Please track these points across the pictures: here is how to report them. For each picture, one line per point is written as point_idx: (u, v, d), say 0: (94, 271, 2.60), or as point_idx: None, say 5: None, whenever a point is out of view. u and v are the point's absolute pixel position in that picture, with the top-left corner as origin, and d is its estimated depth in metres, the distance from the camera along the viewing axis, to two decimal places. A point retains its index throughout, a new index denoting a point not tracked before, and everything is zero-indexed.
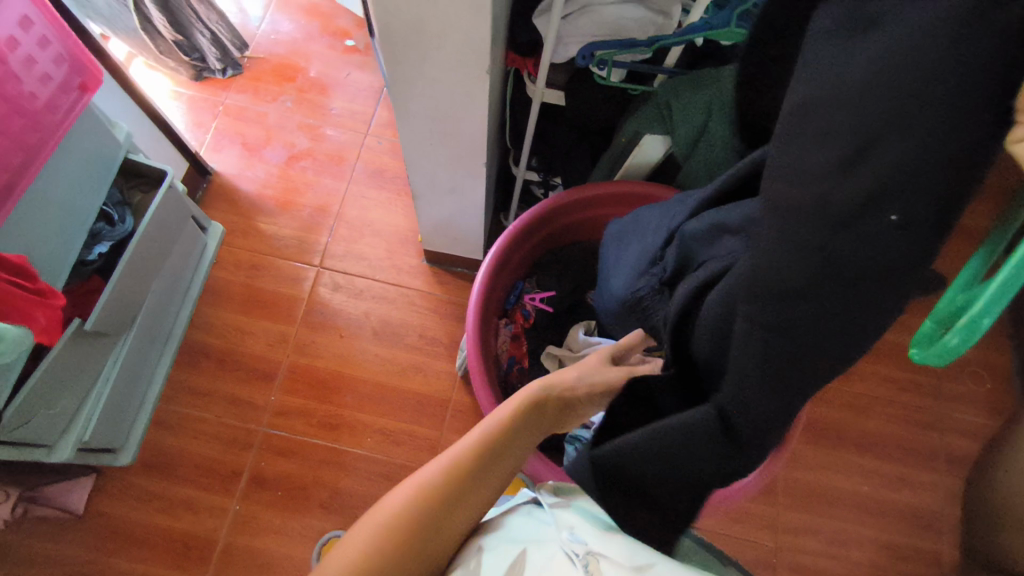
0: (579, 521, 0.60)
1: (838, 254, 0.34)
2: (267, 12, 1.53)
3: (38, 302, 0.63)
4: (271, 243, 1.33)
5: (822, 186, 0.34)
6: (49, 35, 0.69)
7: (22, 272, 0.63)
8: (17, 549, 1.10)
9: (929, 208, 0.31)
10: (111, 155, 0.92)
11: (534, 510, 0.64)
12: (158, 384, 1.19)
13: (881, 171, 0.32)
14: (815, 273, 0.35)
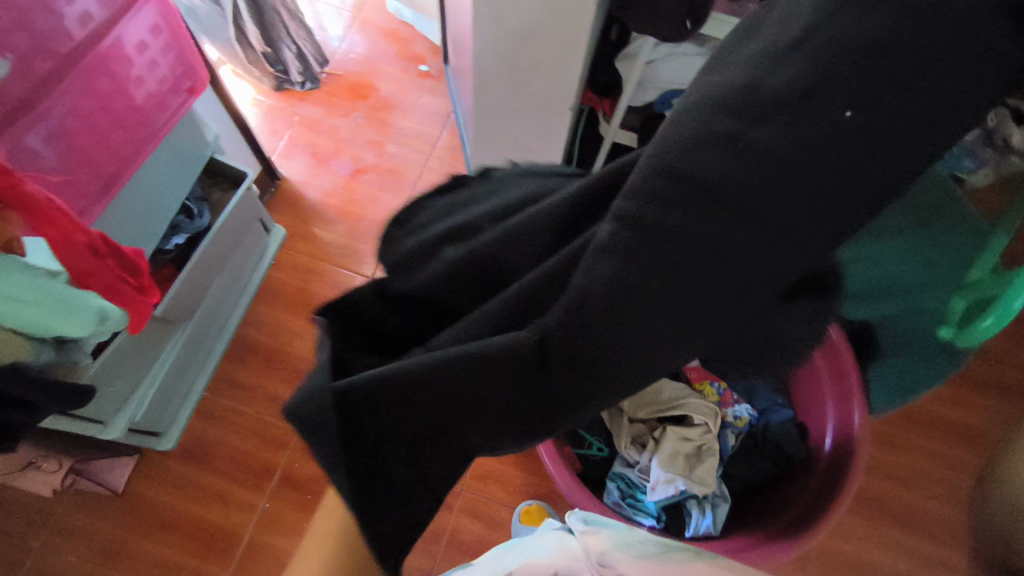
0: (612, 548, 0.57)
1: (748, 141, 0.33)
2: (349, 33, 1.61)
3: (136, 296, 0.55)
4: (329, 251, 1.38)
5: (777, 82, 0.33)
6: (170, 42, 0.74)
7: (129, 261, 0.56)
8: (56, 519, 1.14)
9: (879, 119, 0.32)
10: (199, 154, 0.98)
11: (566, 541, 0.61)
12: (206, 376, 1.23)
13: (825, 67, 0.33)
14: (717, 177, 0.33)
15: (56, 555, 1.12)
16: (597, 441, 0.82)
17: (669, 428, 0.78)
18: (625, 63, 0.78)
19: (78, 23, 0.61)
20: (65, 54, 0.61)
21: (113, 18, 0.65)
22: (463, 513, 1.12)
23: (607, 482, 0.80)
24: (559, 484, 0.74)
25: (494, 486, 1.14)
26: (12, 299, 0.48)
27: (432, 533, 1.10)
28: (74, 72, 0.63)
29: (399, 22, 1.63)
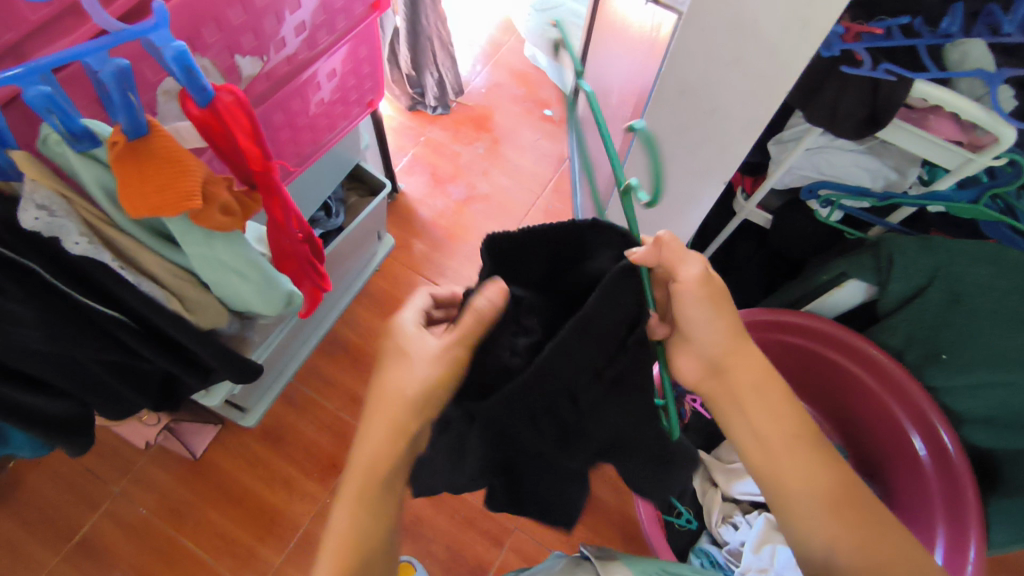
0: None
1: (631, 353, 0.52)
2: (481, 68, 1.63)
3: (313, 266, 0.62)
4: (422, 262, 1.36)
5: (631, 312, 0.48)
6: (371, 60, 0.79)
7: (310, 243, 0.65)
8: (135, 472, 1.12)
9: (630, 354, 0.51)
10: (347, 159, 1.03)
11: (580, 561, 0.69)
12: (298, 363, 1.21)
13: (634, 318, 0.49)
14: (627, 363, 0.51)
15: (129, 504, 1.09)
16: (686, 512, 0.82)
17: (764, 514, 0.77)
18: (780, 145, 0.79)
19: (296, 52, 0.64)
20: (282, 76, 0.65)
21: (333, 44, 0.69)
22: (513, 553, 1.06)
23: (691, 556, 0.79)
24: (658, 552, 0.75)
25: (546, 531, 1.08)
26: (232, 273, 0.49)
27: (478, 564, 1.06)
28: (279, 94, 0.66)
29: (532, 66, 1.64)
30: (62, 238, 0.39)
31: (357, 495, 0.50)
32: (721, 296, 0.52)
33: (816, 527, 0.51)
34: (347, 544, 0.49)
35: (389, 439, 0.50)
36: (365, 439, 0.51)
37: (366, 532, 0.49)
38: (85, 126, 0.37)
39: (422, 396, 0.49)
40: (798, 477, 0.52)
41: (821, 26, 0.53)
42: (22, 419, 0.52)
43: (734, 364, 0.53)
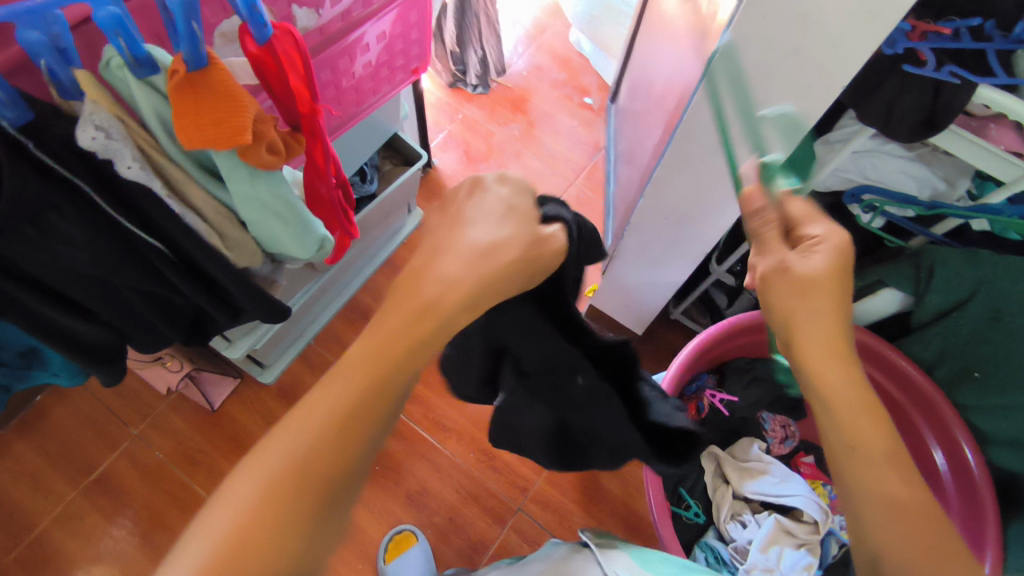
0: (632, 564, 0.62)
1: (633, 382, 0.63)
2: (523, 50, 1.61)
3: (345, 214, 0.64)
4: None
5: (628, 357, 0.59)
6: (420, 25, 0.78)
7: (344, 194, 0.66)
8: (155, 416, 1.14)
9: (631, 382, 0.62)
10: (386, 126, 1.03)
11: (580, 548, 0.68)
12: (318, 327, 1.22)
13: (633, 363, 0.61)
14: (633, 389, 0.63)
15: (146, 447, 1.12)
16: (695, 505, 0.83)
17: (774, 516, 0.77)
18: (826, 146, 0.77)
19: (349, 9, 0.64)
20: (334, 33, 0.65)
21: (385, 5, 0.69)
22: (515, 533, 1.06)
23: (696, 550, 0.80)
24: (665, 543, 0.75)
25: (549, 514, 1.08)
26: (271, 215, 0.51)
27: (480, 540, 1.06)
28: (329, 50, 0.66)
29: (574, 51, 1.62)
30: (116, 162, 0.40)
31: (363, 366, 0.40)
32: (820, 286, 0.49)
33: (899, 553, 0.43)
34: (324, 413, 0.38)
35: (416, 316, 0.42)
36: (384, 318, 0.42)
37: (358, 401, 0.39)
38: (147, 52, 0.38)
39: (520, 260, 0.44)
40: (879, 490, 0.45)
41: (889, 19, 0.51)
42: (64, 344, 0.54)
43: (816, 361, 0.49)
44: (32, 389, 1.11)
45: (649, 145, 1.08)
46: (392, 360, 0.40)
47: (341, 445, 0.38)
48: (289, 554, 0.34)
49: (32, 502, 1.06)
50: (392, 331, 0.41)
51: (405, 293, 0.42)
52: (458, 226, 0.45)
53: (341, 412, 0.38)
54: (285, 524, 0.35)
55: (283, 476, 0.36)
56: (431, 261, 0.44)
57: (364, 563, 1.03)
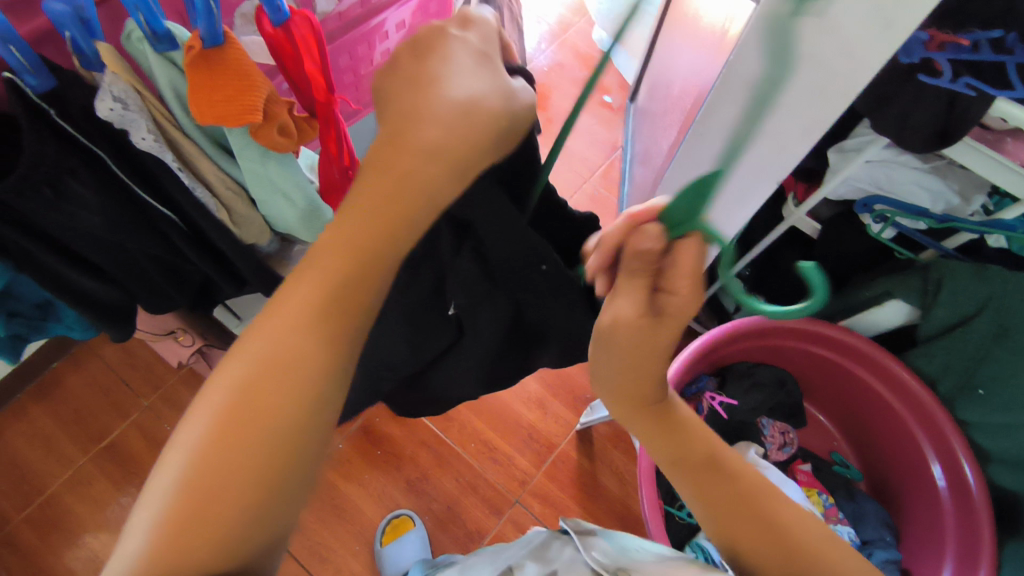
0: (608, 547, 0.63)
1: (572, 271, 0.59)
2: (546, 47, 1.61)
3: None
4: None
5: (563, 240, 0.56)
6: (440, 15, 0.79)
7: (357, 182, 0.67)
8: (166, 389, 1.17)
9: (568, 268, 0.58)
10: None
11: (558, 536, 0.69)
12: None
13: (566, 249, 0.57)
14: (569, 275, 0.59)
15: (156, 418, 1.14)
16: (688, 506, 0.84)
17: None
18: (840, 154, 0.77)
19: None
20: (352, 19, 0.66)
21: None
22: (511, 525, 1.07)
23: (687, 549, 0.81)
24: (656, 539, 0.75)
25: (545, 507, 1.09)
26: (279, 194, 0.52)
27: (476, 530, 1.07)
28: (346, 37, 0.67)
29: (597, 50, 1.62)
30: (131, 132, 0.42)
31: (340, 256, 0.37)
32: (640, 352, 0.40)
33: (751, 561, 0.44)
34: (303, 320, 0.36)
35: (398, 186, 0.37)
36: (369, 191, 0.37)
37: (340, 301, 0.36)
38: (167, 28, 0.39)
39: (480, 115, 0.37)
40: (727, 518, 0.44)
41: (904, 27, 0.50)
42: (78, 303, 0.56)
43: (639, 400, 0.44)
44: (49, 356, 1.14)
45: (664, 146, 1.08)
46: (380, 246, 0.37)
47: (305, 348, 0.35)
48: (277, 455, 0.34)
49: (44, 465, 1.09)
50: (365, 214, 0.37)
51: (385, 168, 0.37)
52: (442, 78, 0.37)
53: (321, 296, 0.36)
54: (275, 413, 0.34)
55: (267, 370, 0.35)
56: (411, 123, 0.37)
57: (361, 544, 1.05)
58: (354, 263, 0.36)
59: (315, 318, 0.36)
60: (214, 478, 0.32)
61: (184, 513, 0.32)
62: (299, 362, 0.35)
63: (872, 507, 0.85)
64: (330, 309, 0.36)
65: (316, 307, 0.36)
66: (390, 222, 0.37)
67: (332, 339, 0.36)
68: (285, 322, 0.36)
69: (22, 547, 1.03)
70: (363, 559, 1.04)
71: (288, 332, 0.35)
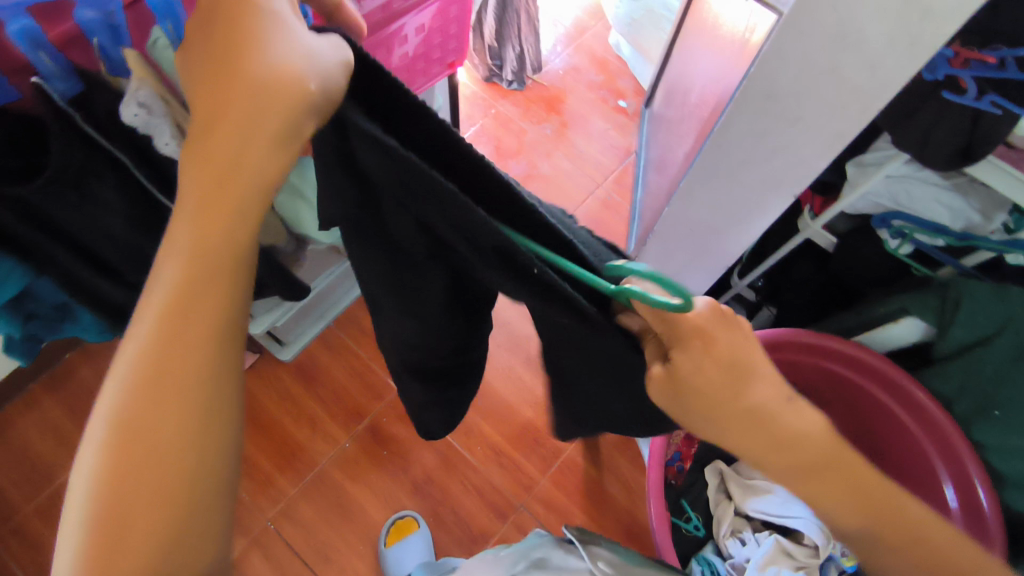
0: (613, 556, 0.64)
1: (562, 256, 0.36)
2: (562, 50, 1.60)
3: None
4: None
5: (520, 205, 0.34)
6: (459, 19, 0.79)
7: None
8: None
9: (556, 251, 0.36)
10: None
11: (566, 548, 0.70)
12: (338, 311, 1.23)
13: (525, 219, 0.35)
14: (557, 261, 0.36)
15: None
16: (695, 518, 0.85)
17: (774, 537, 0.77)
18: (859, 168, 0.76)
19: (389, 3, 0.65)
20: (373, 24, 0.66)
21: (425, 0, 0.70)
22: (515, 529, 1.07)
23: (694, 562, 0.81)
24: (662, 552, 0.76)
25: (551, 514, 1.08)
26: None
27: (480, 534, 1.07)
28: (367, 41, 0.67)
29: (613, 55, 1.61)
30: (155, 138, 0.42)
31: (183, 256, 0.32)
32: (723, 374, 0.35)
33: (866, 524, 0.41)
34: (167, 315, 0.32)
35: (227, 180, 0.31)
36: (204, 187, 0.31)
37: (205, 284, 0.32)
38: (193, 37, 0.40)
39: (282, 93, 0.29)
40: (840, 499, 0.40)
41: (930, 44, 0.49)
42: (97, 305, 0.57)
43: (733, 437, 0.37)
44: (61, 348, 1.15)
45: (680, 154, 1.07)
46: (231, 238, 0.32)
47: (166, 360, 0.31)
48: (186, 456, 0.31)
49: (54, 456, 1.10)
50: (200, 207, 0.31)
51: (210, 165, 0.31)
52: (247, 48, 0.30)
53: (169, 302, 0.32)
54: (163, 438, 0.31)
55: (139, 396, 0.31)
56: (219, 113, 0.30)
57: (365, 545, 1.05)
58: (198, 262, 0.32)
59: (166, 327, 0.31)
60: (122, 499, 0.30)
61: (102, 535, 0.30)
62: (163, 377, 0.31)
63: None
64: (183, 312, 0.32)
65: (169, 314, 0.32)
66: (224, 209, 0.32)
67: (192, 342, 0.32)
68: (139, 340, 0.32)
69: (31, 537, 1.04)
70: (367, 559, 1.04)
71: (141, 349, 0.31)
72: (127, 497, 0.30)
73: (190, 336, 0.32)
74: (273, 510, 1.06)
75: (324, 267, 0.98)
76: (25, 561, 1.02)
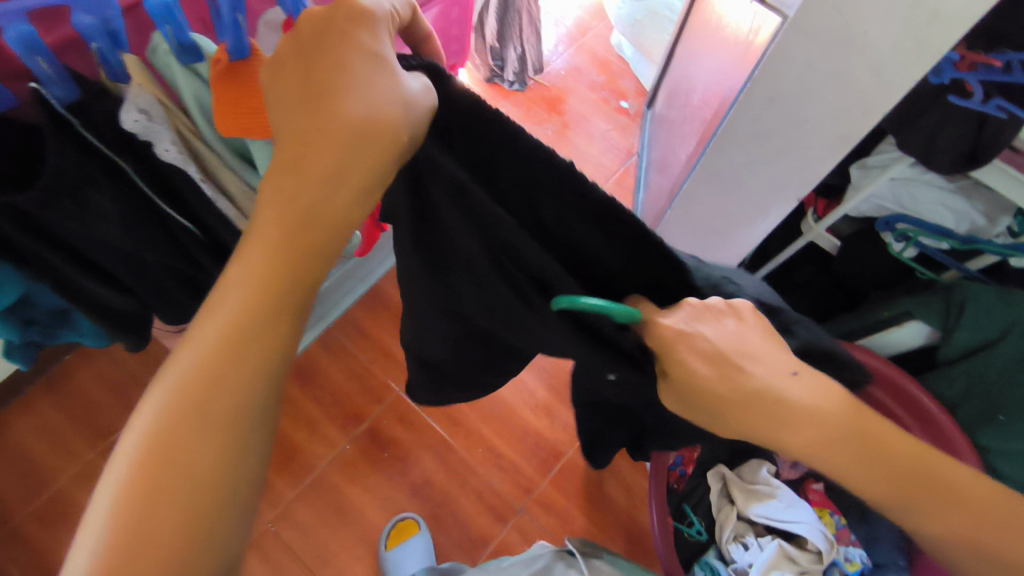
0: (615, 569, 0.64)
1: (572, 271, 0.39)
2: (564, 50, 1.60)
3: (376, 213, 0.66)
4: None
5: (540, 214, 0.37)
6: (461, 21, 0.78)
7: None
8: None
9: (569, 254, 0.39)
10: None
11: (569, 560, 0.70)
12: (338, 312, 1.22)
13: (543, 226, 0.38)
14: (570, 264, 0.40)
15: None
16: (699, 523, 0.84)
17: (778, 542, 0.78)
18: (863, 171, 0.76)
19: None
20: None
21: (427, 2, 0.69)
22: (515, 532, 1.07)
23: (695, 567, 0.81)
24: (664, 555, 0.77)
25: (551, 517, 1.08)
26: None
27: (479, 536, 1.07)
28: None
29: (615, 55, 1.60)
30: (154, 143, 0.42)
31: (253, 275, 0.35)
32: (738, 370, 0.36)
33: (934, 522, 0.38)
34: (229, 334, 0.34)
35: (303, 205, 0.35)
36: (278, 211, 0.35)
37: (268, 310, 0.35)
38: (193, 40, 0.40)
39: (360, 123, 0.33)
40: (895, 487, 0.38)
41: (937, 48, 0.48)
42: (96, 312, 0.56)
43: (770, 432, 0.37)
44: (61, 350, 1.15)
45: (683, 155, 1.07)
46: (291, 262, 0.35)
47: (226, 367, 0.33)
48: (222, 471, 0.32)
49: (54, 458, 1.09)
50: (271, 228, 0.35)
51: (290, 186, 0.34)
52: (337, 84, 0.34)
53: (237, 314, 0.34)
54: (204, 447, 0.32)
55: (190, 401, 0.32)
56: (304, 138, 0.34)
57: (365, 548, 1.05)
58: (266, 280, 0.35)
59: (229, 338, 0.34)
60: (143, 511, 0.30)
61: (122, 545, 0.29)
62: (217, 386, 0.33)
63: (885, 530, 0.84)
64: (248, 325, 0.34)
65: (235, 325, 0.34)
66: (293, 235, 0.35)
67: (251, 356, 0.34)
68: (200, 348, 0.34)
69: (30, 539, 1.04)
70: (367, 561, 1.04)
71: (203, 356, 0.33)
72: (153, 516, 0.30)
73: (247, 355, 0.34)
74: (272, 512, 1.06)
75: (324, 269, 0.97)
76: (24, 563, 1.02)
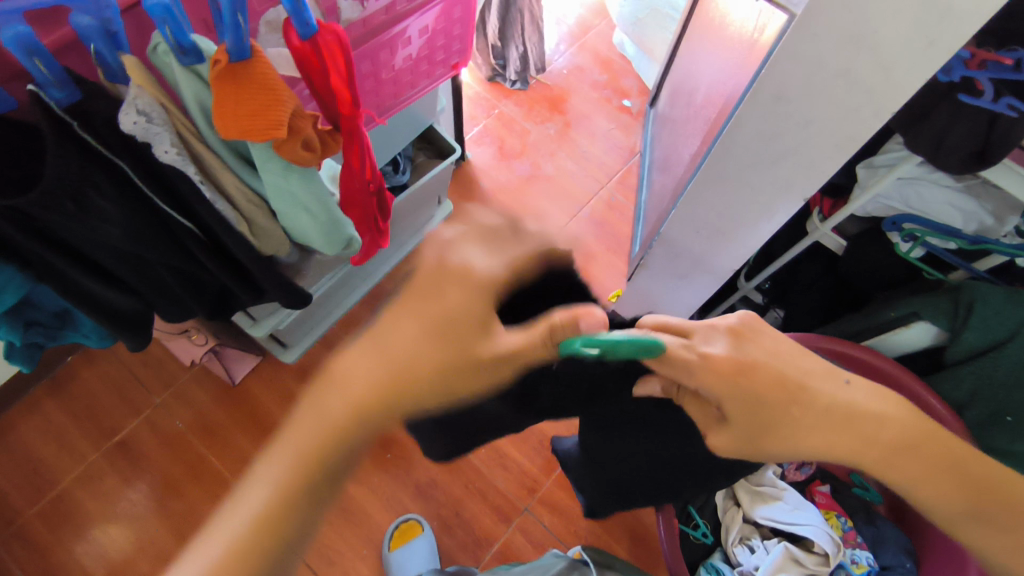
0: None
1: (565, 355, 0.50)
2: (565, 49, 1.59)
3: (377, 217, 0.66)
4: None
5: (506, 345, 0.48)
6: (464, 20, 0.78)
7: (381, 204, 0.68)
8: (180, 386, 1.16)
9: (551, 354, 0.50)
10: (422, 119, 1.02)
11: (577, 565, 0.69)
12: (341, 312, 1.22)
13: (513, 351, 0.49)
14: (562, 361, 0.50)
15: (169, 416, 1.14)
16: (704, 526, 0.84)
17: (784, 544, 0.78)
18: (870, 170, 0.75)
19: (392, 4, 0.64)
20: (377, 26, 0.65)
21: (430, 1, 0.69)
22: (519, 532, 1.06)
23: (701, 569, 0.81)
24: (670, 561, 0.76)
25: (555, 517, 1.08)
26: (301, 208, 0.53)
27: (483, 536, 1.06)
28: (370, 42, 0.66)
29: (618, 53, 1.59)
30: (154, 145, 0.41)
31: (322, 427, 0.46)
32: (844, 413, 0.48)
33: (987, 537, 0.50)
34: (293, 463, 0.45)
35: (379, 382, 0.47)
36: (357, 380, 0.47)
37: (323, 454, 0.45)
38: (193, 41, 0.39)
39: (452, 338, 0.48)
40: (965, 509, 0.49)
41: (946, 47, 0.48)
42: (98, 312, 0.56)
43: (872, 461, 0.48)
44: (63, 352, 1.14)
45: (686, 155, 1.06)
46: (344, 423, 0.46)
47: (289, 495, 0.45)
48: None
49: (57, 460, 1.09)
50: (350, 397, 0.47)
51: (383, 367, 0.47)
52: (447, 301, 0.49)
53: (305, 452, 0.45)
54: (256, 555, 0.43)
55: (264, 521, 0.44)
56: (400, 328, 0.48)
57: (369, 549, 1.04)
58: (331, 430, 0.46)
59: (295, 466, 0.45)
60: None
61: None
62: (282, 508, 0.44)
63: (892, 533, 0.83)
64: (309, 462, 0.45)
65: (299, 461, 0.45)
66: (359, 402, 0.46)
67: (307, 492, 0.45)
68: (275, 471, 0.45)
69: (34, 541, 1.03)
70: (370, 562, 1.04)
71: (276, 473, 0.45)
72: None
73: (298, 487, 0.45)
74: None
75: (327, 268, 0.97)
76: (28, 565, 1.02)
